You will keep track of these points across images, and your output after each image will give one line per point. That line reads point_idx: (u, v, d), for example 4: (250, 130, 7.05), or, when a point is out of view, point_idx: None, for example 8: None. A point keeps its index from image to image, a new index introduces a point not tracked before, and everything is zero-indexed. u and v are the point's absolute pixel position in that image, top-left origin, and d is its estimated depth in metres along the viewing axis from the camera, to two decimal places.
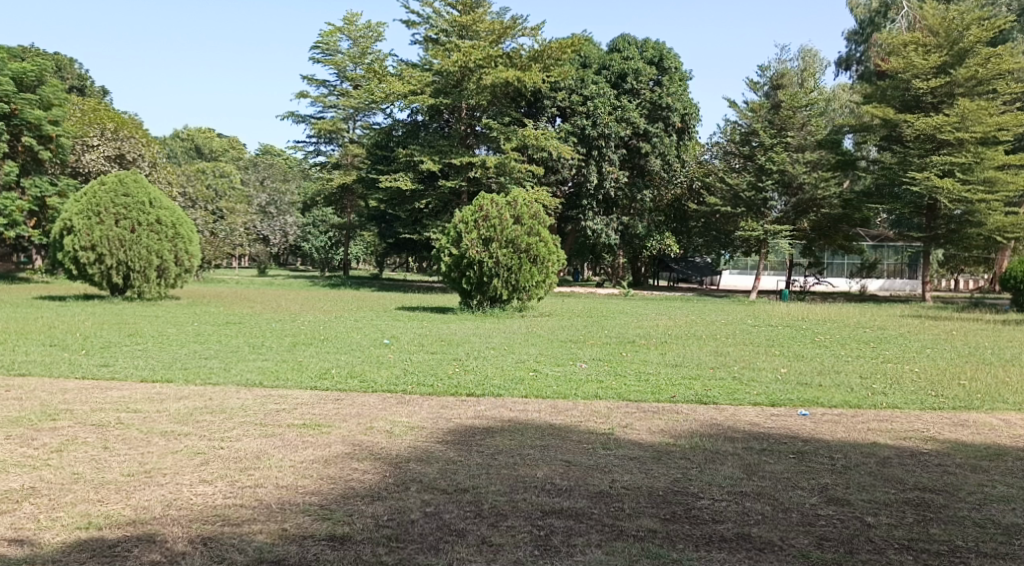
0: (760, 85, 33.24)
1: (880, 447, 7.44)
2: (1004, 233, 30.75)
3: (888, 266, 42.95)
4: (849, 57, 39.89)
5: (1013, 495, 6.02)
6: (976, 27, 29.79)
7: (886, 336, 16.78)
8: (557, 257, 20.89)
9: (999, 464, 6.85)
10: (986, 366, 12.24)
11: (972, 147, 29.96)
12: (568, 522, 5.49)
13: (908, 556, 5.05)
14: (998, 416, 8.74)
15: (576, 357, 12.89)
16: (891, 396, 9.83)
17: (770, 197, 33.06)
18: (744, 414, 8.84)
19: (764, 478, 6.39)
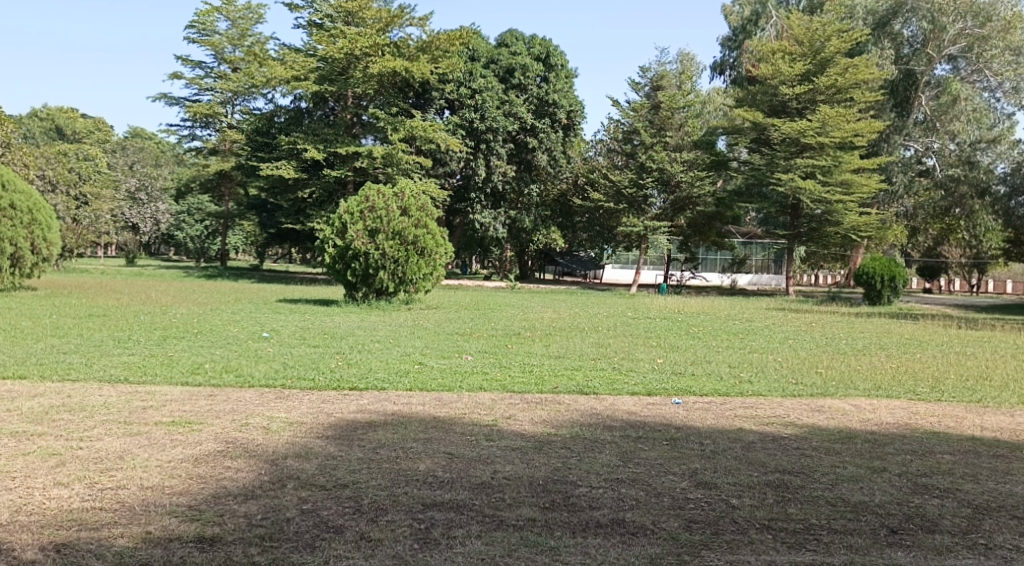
0: (642, 86, 34.11)
1: (746, 432, 7.82)
2: (859, 232, 32.94)
3: (756, 262, 44.72)
4: (723, 61, 41.37)
5: (861, 475, 6.45)
6: (836, 39, 31.56)
7: (753, 328, 17.67)
8: (445, 249, 20.88)
9: (850, 446, 7.32)
10: (841, 355, 13.05)
11: (831, 151, 31.76)
12: (449, 514, 5.53)
13: (768, 535, 5.32)
14: (850, 402, 9.35)
15: (462, 350, 12.94)
16: (756, 384, 10.36)
17: (651, 194, 34.05)
18: (622, 403, 9.13)
19: (639, 465, 6.61)
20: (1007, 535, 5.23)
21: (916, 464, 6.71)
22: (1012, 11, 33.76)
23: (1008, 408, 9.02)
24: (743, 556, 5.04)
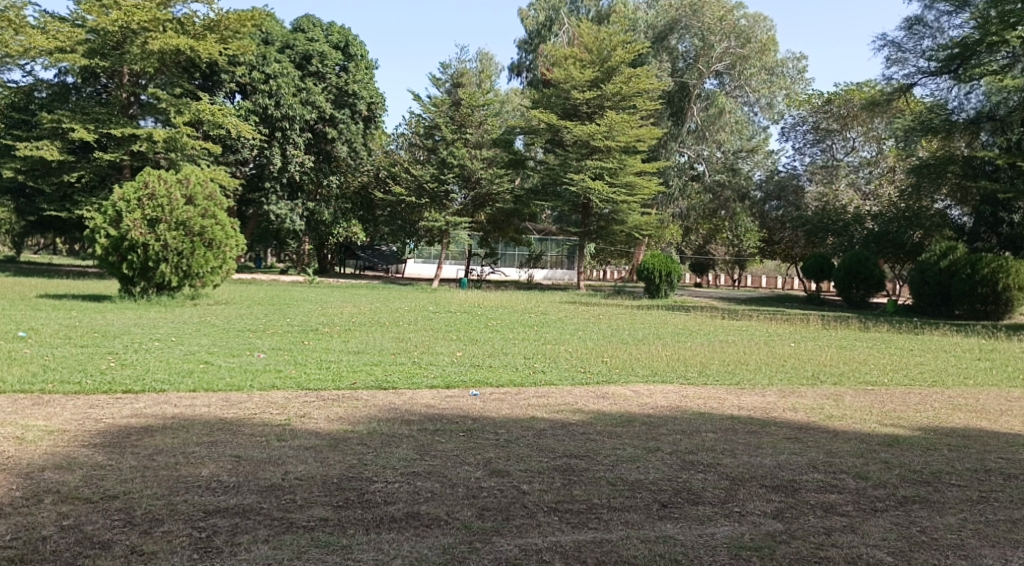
0: (442, 82, 34.21)
1: (537, 420, 8.09)
2: (641, 231, 35.08)
3: (551, 258, 46.37)
4: (520, 64, 42.57)
5: (640, 455, 6.87)
6: (621, 49, 33.42)
7: (546, 320, 18.34)
8: (235, 242, 20.08)
9: (629, 429, 7.79)
10: (626, 345, 13.85)
11: (617, 154, 33.58)
12: (233, 520, 5.30)
13: (555, 517, 5.52)
14: (631, 387, 9.95)
15: (253, 347, 12.45)
16: (548, 374, 10.78)
17: (452, 190, 34.42)
18: (420, 396, 9.16)
19: (435, 457, 6.66)
20: (758, 501, 5.76)
21: (685, 443, 7.26)
22: (767, 36, 38.11)
23: (763, 388, 9.99)
24: (530, 538, 5.21)
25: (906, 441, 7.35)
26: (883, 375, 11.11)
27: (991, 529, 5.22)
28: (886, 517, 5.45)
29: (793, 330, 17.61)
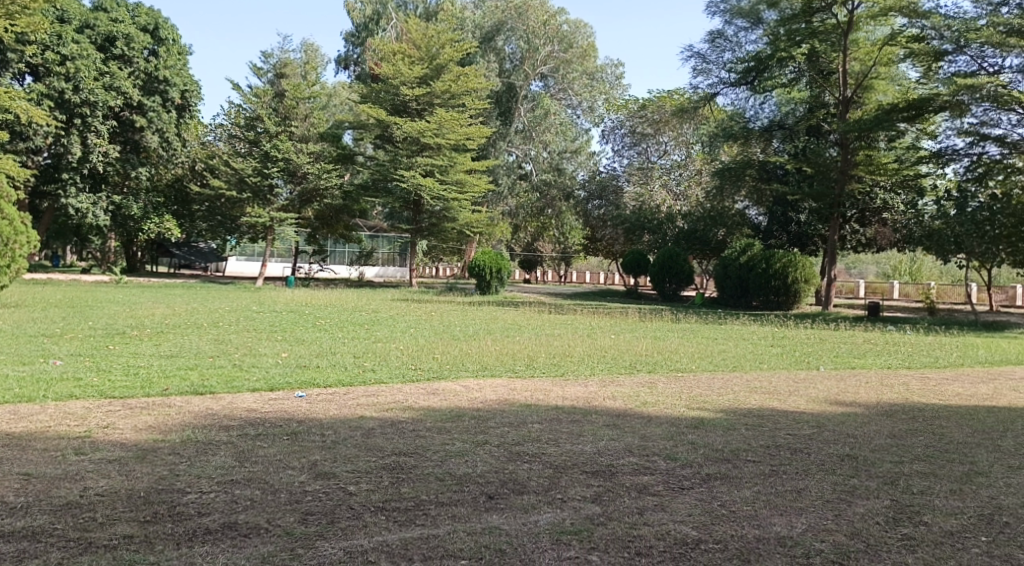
0: (264, 72, 33.19)
1: (365, 419, 8.02)
2: (471, 228, 35.50)
3: (382, 255, 45.97)
4: (347, 57, 41.92)
5: (468, 449, 6.96)
6: (449, 48, 33.67)
7: (378, 318, 18.16)
8: (27, 238, 18.55)
9: (458, 424, 7.88)
10: (456, 341, 13.96)
11: (447, 151, 33.81)
12: (22, 545, 4.91)
13: (381, 516, 5.50)
14: (462, 383, 10.07)
15: (49, 353, 11.51)
16: (377, 372, 10.70)
17: (276, 184, 33.27)
18: (240, 401, 8.82)
19: (255, 464, 6.46)
20: (579, 488, 5.99)
21: (512, 435, 7.43)
22: (588, 41, 40.12)
23: (587, 379, 10.39)
24: (355, 540, 5.16)
25: (711, 423, 7.88)
26: (692, 362, 11.85)
27: (781, 499, 5.71)
28: (691, 495, 5.82)
29: (615, 323, 18.42)
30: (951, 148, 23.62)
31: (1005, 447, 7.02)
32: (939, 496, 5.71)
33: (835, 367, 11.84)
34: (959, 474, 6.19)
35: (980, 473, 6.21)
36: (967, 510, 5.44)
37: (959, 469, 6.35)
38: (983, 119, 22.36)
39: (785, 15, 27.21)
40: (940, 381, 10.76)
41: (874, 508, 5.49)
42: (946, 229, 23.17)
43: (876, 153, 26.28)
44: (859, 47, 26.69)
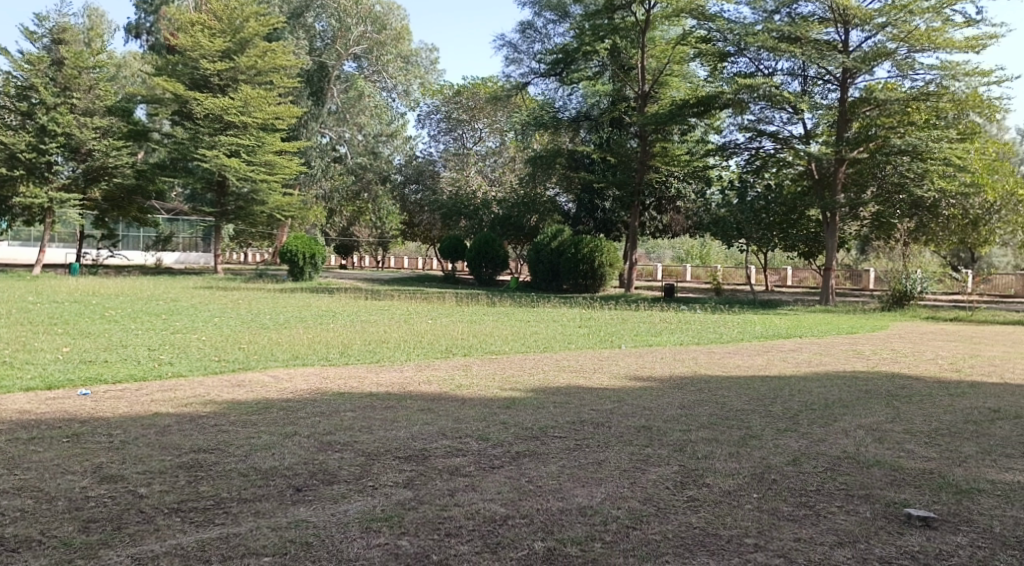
0: (39, 36, 30.15)
1: (161, 416, 7.56)
2: (281, 212, 34.34)
3: (183, 239, 43.52)
4: (139, 25, 39.13)
5: (274, 442, 6.73)
6: (253, 21, 32.16)
7: (177, 307, 17.16)
8: None
9: (265, 416, 7.59)
10: (264, 330, 13.46)
11: (253, 130, 32.48)
12: None
13: (175, 518, 5.20)
14: (269, 373, 9.75)
15: None
16: (176, 365, 10.12)
17: (55, 161, 30.44)
18: (12, 402, 8.04)
19: (29, 470, 5.91)
20: (391, 473, 5.95)
21: (322, 424, 7.26)
22: (402, 24, 39.54)
23: (401, 364, 10.36)
24: (145, 545, 4.85)
25: (520, 403, 8.08)
26: (506, 344, 12.10)
27: (583, 471, 5.94)
28: (500, 473, 5.94)
29: (430, 308, 18.48)
30: (733, 142, 25.25)
31: (775, 412, 7.69)
32: (720, 459, 6.16)
33: (636, 345, 12.50)
34: (737, 439, 6.71)
35: (755, 436, 6.76)
36: (743, 471, 5.90)
37: (737, 433, 6.88)
38: (760, 117, 24.13)
39: (589, 10, 28.21)
40: (725, 355, 11.63)
41: (665, 474, 5.84)
42: (730, 216, 25.47)
43: (671, 145, 28.44)
44: (655, 45, 28.38)
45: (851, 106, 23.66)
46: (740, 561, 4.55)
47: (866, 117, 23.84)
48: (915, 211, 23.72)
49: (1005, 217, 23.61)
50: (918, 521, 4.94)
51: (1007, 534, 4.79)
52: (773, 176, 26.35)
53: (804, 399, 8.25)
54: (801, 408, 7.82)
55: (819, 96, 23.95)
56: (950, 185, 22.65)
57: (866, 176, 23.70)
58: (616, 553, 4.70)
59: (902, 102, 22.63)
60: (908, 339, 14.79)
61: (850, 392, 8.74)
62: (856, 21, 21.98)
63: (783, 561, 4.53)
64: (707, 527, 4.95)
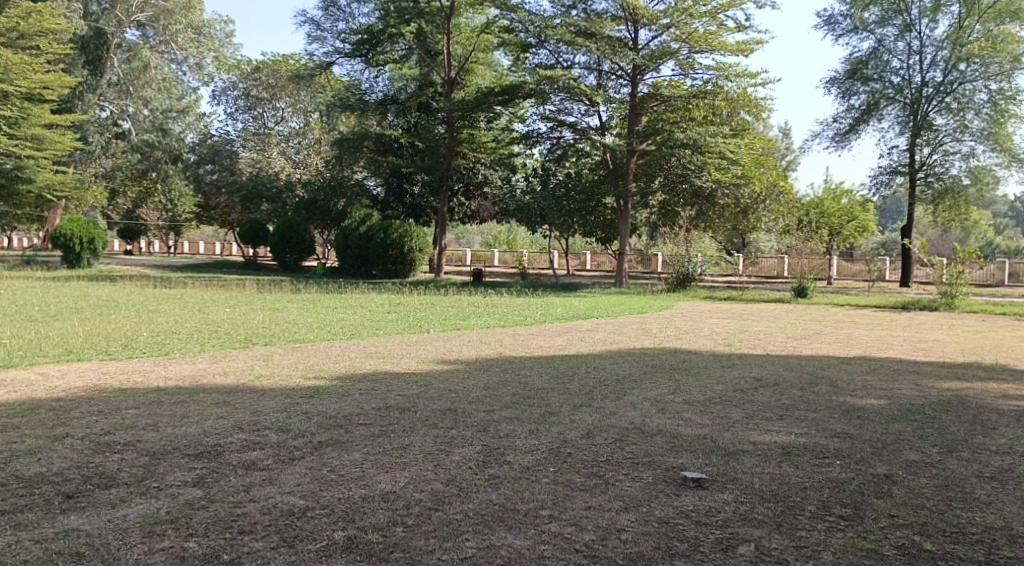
0: None
1: None
2: (53, 192, 31.35)
3: None
4: None
5: (43, 446, 6.13)
6: None
7: None
8: None
9: (32, 418, 6.89)
10: (32, 323, 12.23)
11: (17, 101, 29.41)
12: None
13: None
14: (38, 370, 8.87)
15: None
16: None
17: None
18: None
19: None
20: (178, 472, 5.59)
21: (99, 425, 6.69)
22: None
23: (192, 356, 9.77)
24: None
25: (323, 391, 7.86)
26: (310, 332, 11.72)
27: (386, 457, 5.87)
28: (300, 464, 5.74)
29: (227, 296, 17.59)
30: (536, 131, 25.84)
31: (573, 388, 7.99)
32: (520, 437, 6.29)
33: (443, 330, 12.52)
34: (537, 416, 6.89)
35: (553, 413, 6.97)
36: (541, 447, 6.06)
37: (537, 411, 7.06)
38: (560, 108, 24.92)
39: None
40: (528, 336, 11.94)
41: (468, 455, 5.89)
42: (534, 203, 26.59)
43: (477, 132, 28.55)
44: (461, 32, 28.67)
45: (640, 101, 24.92)
46: (534, 533, 4.66)
47: (654, 112, 25.17)
48: (697, 201, 26.67)
49: (769, 207, 27.32)
50: (692, 483, 5.27)
51: (766, 488, 5.21)
52: (573, 165, 27.25)
53: (598, 376, 8.63)
54: (595, 384, 8.17)
55: (612, 90, 24.99)
56: (723, 177, 25.08)
57: (654, 167, 25.45)
58: (417, 536, 4.67)
59: (684, 99, 24.15)
60: (690, 317, 15.92)
61: (639, 368, 9.24)
62: (643, 21, 23.16)
63: (574, 529, 4.70)
64: (507, 503, 5.04)
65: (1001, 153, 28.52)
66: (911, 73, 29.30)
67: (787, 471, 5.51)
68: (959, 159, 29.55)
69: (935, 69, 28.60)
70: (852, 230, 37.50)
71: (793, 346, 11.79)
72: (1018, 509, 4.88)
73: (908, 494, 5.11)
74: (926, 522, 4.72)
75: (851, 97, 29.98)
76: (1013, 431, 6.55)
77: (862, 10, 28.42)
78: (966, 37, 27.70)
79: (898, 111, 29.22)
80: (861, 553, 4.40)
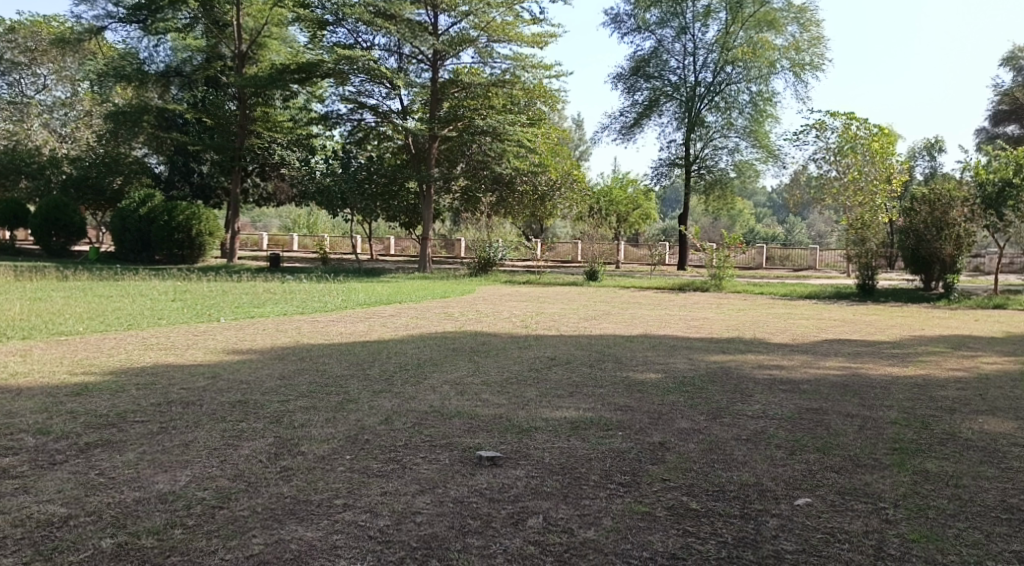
0: None
1: None
2: None
3: None
4: None
5: None
6: None
7: None
8: None
9: None
10: None
11: None
12: None
13: None
14: None
15: None
16: None
17: None
18: None
19: None
20: None
21: None
22: None
23: None
24: None
25: (95, 388, 7.25)
26: (80, 324, 10.76)
27: (166, 456, 5.51)
28: (64, 469, 5.26)
29: None
30: (335, 112, 25.15)
31: (372, 374, 7.89)
32: (316, 426, 6.12)
33: (235, 318, 11.93)
34: (334, 404, 6.73)
35: (351, 400, 6.84)
36: (337, 434, 5.93)
37: (334, 399, 6.90)
38: (360, 89, 24.43)
39: None
40: (327, 323, 11.65)
41: (258, 448, 5.64)
42: (334, 186, 25.95)
43: (272, 111, 27.98)
44: (252, 4, 27.07)
45: (441, 87, 24.78)
46: (326, 524, 4.55)
47: (455, 98, 24.92)
48: (496, 186, 26.49)
49: (565, 194, 28.20)
50: (486, 462, 5.35)
51: (555, 462, 5.40)
52: (375, 149, 26.78)
53: (397, 361, 8.58)
54: (395, 370, 8.11)
55: (413, 74, 24.79)
56: (521, 164, 25.83)
57: (455, 153, 25.70)
58: (197, 536, 4.42)
59: (484, 87, 24.40)
60: (489, 300, 16.19)
61: (439, 351, 9.29)
62: (443, 6, 23.21)
63: (367, 516, 4.63)
64: (298, 495, 4.88)
65: (761, 149, 31.30)
66: (686, 73, 31.42)
67: (575, 445, 5.74)
68: (726, 154, 32.09)
69: (706, 70, 30.83)
70: (636, 217, 39.70)
71: (584, 326, 12.33)
72: (770, 466, 5.36)
73: (679, 459, 5.47)
74: (693, 484, 5.07)
75: (635, 93, 31.68)
76: (768, 396, 7.20)
77: (644, 11, 30.08)
78: (732, 42, 30.06)
79: (675, 107, 31.27)
80: (637, 516, 4.65)
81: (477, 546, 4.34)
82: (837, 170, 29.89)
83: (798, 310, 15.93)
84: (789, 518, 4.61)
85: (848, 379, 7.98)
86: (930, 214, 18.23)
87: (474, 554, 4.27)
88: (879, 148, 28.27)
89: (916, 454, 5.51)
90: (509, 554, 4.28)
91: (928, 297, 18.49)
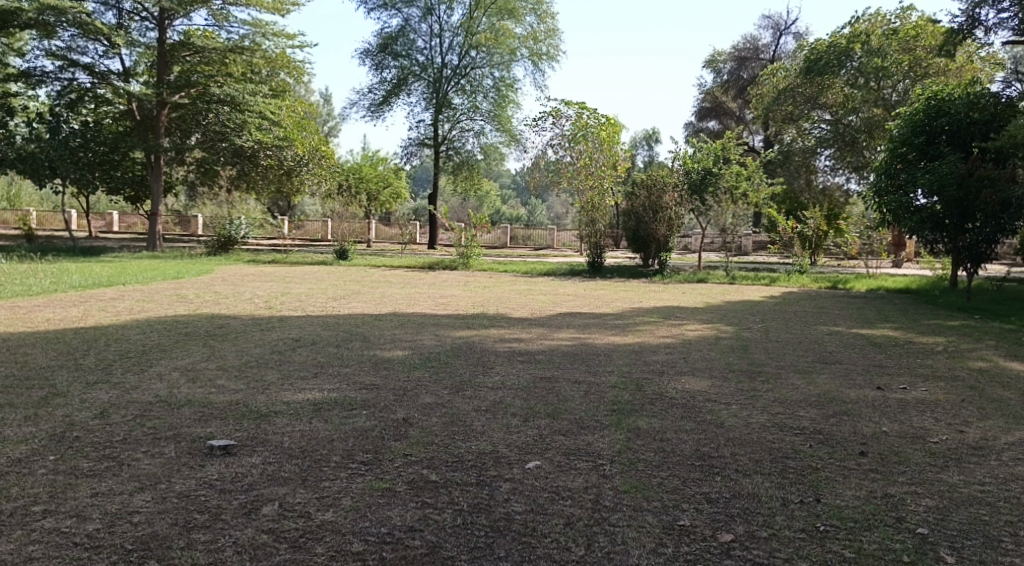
0: None
1: None
2: None
3: None
4: None
5: None
6: None
7: None
8: None
9: None
10: None
11: None
12: None
13: None
14: None
15: None
16: None
17: None
18: None
19: None
20: None
21: None
22: None
23: None
24: None
25: None
26: None
27: None
28: None
29: None
30: (39, 68, 22.59)
31: (86, 364, 7.29)
32: (13, 426, 5.56)
33: None
34: (36, 401, 6.14)
35: (59, 395, 6.28)
36: (38, 433, 5.44)
37: (36, 395, 6.29)
38: (70, 45, 22.14)
39: None
40: (32, 309, 10.51)
41: None
42: (40, 152, 22.63)
43: None
44: None
45: (170, 49, 23.18)
46: (20, 535, 4.20)
47: (186, 63, 23.56)
48: (237, 160, 25.12)
49: (312, 170, 26.83)
50: (219, 451, 5.19)
51: (293, 446, 5.34)
52: (91, 113, 24.27)
53: (117, 348, 8.00)
54: (115, 358, 7.56)
55: (136, 32, 22.86)
56: (264, 137, 24.83)
57: (189, 123, 24.26)
58: None
59: (219, 53, 23.18)
60: (228, 281, 15.47)
61: (166, 336, 8.78)
62: None
63: (73, 521, 4.33)
64: None
65: (504, 133, 32.45)
66: (433, 55, 31.85)
67: (316, 426, 5.71)
68: (472, 136, 33.00)
69: (452, 53, 31.44)
70: (387, 195, 39.66)
71: (330, 305, 12.23)
72: (505, 433, 5.68)
73: (420, 434, 5.64)
74: (433, 456, 5.26)
75: (383, 70, 31.51)
76: (506, 368, 7.59)
77: None
78: (476, 27, 30.84)
79: (423, 88, 31.56)
80: (378, 493, 4.75)
81: (203, 541, 4.22)
82: (571, 156, 31.80)
83: (536, 287, 16.83)
84: (519, 482, 4.92)
85: (577, 349, 8.62)
86: (646, 198, 19.88)
87: (200, 549, 4.16)
88: (607, 137, 30.62)
89: (631, 413, 6.09)
90: (239, 546, 4.20)
91: (648, 273, 20.31)
